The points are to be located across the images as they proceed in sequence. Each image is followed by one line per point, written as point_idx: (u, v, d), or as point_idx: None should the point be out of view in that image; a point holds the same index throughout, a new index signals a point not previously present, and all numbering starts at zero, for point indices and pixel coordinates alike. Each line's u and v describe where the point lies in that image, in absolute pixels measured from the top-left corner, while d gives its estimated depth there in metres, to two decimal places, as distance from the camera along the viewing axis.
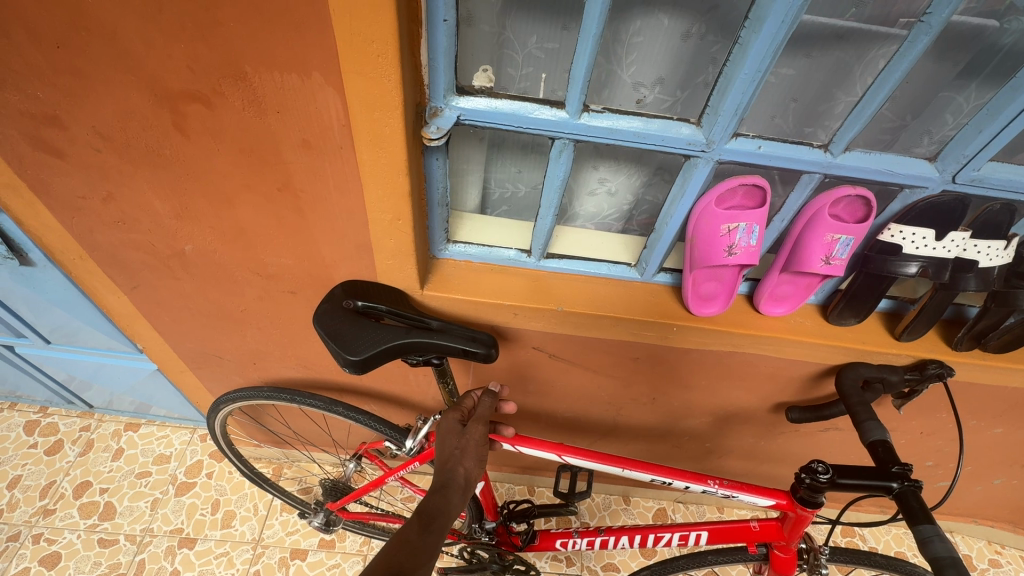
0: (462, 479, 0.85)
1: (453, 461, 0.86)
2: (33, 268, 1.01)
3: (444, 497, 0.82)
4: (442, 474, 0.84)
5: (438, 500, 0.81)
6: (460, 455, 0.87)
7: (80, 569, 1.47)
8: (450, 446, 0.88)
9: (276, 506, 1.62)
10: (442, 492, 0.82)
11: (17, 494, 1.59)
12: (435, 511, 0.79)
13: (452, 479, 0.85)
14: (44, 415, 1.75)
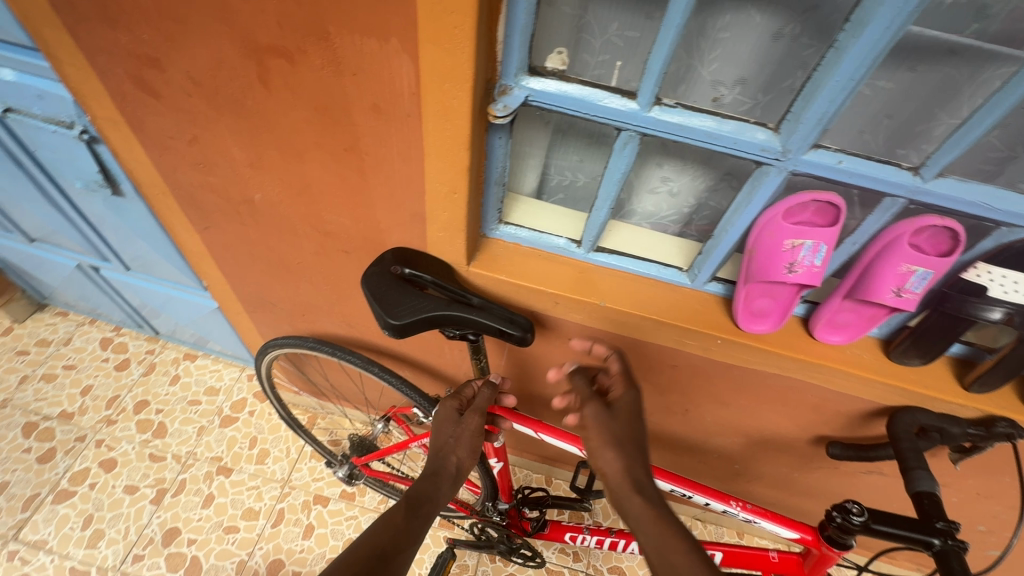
0: (454, 468, 0.89)
1: (448, 450, 0.90)
2: (123, 198, 1.11)
3: (435, 484, 0.85)
4: (435, 462, 0.88)
5: (429, 486, 0.85)
6: (456, 444, 0.90)
7: (132, 478, 1.62)
8: (446, 434, 0.92)
9: (306, 452, 1.71)
10: (434, 478, 0.86)
11: (88, 401, 1.76)
12: (426, 497, 0.83)
13: (444, 466, 0.89)
14: (117, 334, 1.92)
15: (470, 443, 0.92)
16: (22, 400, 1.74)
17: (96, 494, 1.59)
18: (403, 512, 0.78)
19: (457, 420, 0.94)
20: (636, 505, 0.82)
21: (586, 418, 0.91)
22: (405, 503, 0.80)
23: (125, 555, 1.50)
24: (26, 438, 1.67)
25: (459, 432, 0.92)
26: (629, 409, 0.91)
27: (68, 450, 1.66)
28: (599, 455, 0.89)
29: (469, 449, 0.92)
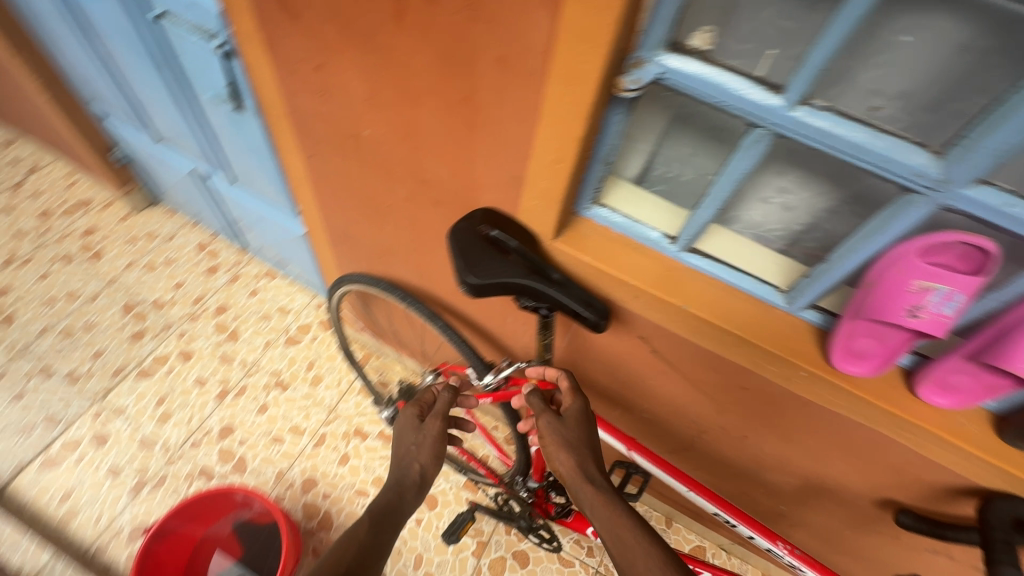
0: (419, 473, 0.94)
1: (412, 456, 0.95)
2: (243, 114, 1.17)
3: (399, 491, 0.89)
4: (397, 470, 0.92)
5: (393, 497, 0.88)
6: (418, 450, 0.95)
7: (202, 373, 1.77)
8: (408, 443, 0.98)
9: (355, 387, 1.79)
10: (398, 488, 0.90)
11: (178, 295, 1.92)
12: (393, 507, 0.87)
13: (408, 475, 0.93)
14: (212, 240, 2.08)
15: (433, 449, 0.96)
16: (125, 282, 1.93)
17: (172, 379, 1.75)
18: (366, 527, 0.82)
19: (418, 426, 1.01)
20: (590, 495, 0.85)
21: (539, 423, 0.95)
22: (367, 520, 0.83)
23: (186, 439, 1.65)
24: (124, 316, 1.85)
25: (420, 439, 0.98)
26: (580, 418, 0.96)
27: (156, 334, 1.83)
28: (554, 457, 0.92)
29: (433, 455, 0.97)
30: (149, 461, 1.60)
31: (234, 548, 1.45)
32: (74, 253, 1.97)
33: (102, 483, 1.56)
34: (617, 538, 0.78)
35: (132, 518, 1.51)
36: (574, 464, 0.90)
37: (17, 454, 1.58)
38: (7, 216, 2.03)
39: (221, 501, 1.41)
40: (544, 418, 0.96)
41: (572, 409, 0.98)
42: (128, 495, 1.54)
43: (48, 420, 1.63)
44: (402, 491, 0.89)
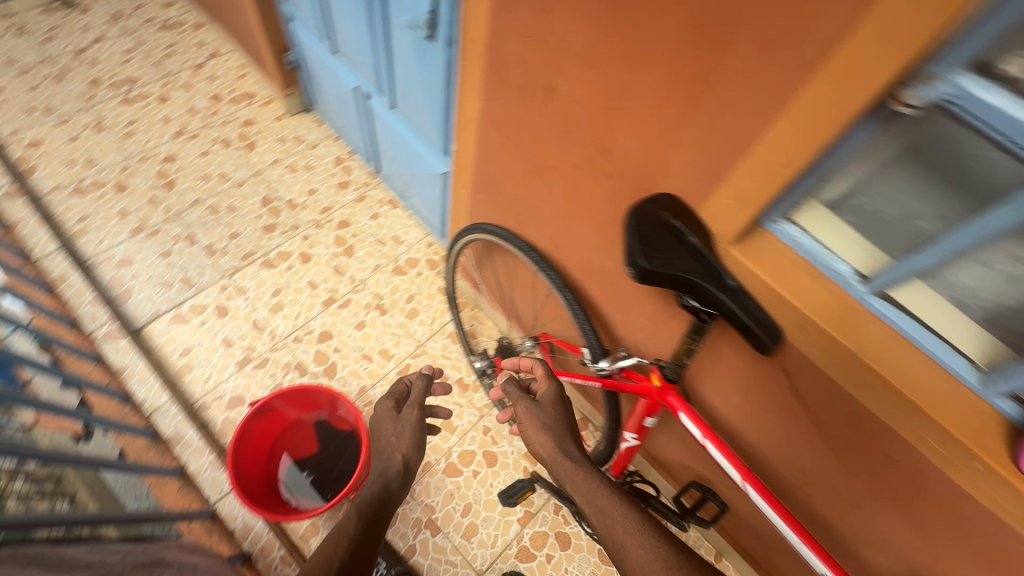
0: (402, 461, 1.12)
1: (395, 447, 1.13)
2: (433, 44, 1.18)
3: (382, 478, 1.07)
4: (381, 465, 1.09)
5: (380, 489, 1.04)
6: (398, 441, 1.14)
7: (316, 277, 1.89)
8: (387, 439, 1.17)
9: (446, 330, 1.85)
10: (383, 481, 1.05)
11: (310, 201, 2.04)
12: (381, 492, 1.03)
13: (391, 466, 1.09)
14: (348, 157, 2.17)
15: (410, 436, 1.16)
16: (269, 176, 2.07)
17: (290, 276, 1.88)
18: (356, 517, 0.96)
19: (394, 420, 1.21)
20: (569, 470, 1.01)
21: (518, 411, 1.12)
22: (357, 511, 0.98)
23: (291, 333, 1.77)
24: (261, 207, 1.99)
25: (399, 434, 1.15)
26: (550, 408, 1.13)
27: (285, 231, 1.96)
28: (533, 437, 1.09)
29: (412, 446, 1.16)
30: (257, 343, 1.74)
31: (309, 446, 1.56)
32: (232, 139, 2.13)
33: (216, 350, 1.70)
34: (600, 510, 0.94)
35: (234, 388, 1.65)
36: (553, 443, 1.07)
37: (154, 303, 1.75)
38: (185, 92, 2.22)
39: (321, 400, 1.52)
40: (522, 407, 1.13)
41: (545, 395, 1.15)
42: (235, 367, 1.68)
43: (185, 281, 1.80)
44: (387, 482, 1.05)
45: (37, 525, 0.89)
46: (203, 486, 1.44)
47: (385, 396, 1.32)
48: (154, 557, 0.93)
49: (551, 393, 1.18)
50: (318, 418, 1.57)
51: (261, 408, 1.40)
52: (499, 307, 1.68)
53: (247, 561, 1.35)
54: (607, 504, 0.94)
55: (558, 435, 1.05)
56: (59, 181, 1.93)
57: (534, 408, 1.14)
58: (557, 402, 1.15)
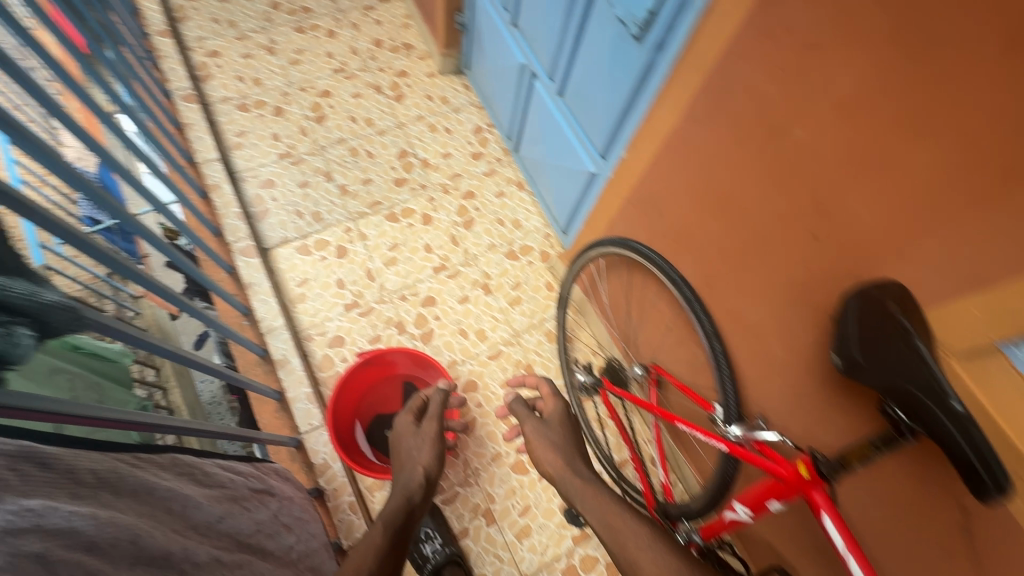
0: (424, 474, 1.20)
1: (418, 459, 1.22)
2: (637, 46, 1.11)
3: (408, 482, 1.16)
4: (405, 478, 1.18)
5: (405, 499, 1.12)
6: (419, 455, 1.23)
7: (432, 241, 1.90)
8: (410, 451, 1.26)
9: (543, 327, 1.82)
10: (406, 495, 1.13)
11: (442, 164, 2.05)
12: (406, 498, 1.12)
13: (412, 480, 1.17)
14: (487, 129, 2.15)
15: (431, 447, 1.26)
16: (410, 131, 2.09)
17: (408, 234, 1.90)
18: (384, 528, 1.02)
19: (414, 433, 1.32)
20: (579, 489, 1.17)
21: (529, 430, 1.37)
22: (384, 523, 1.04)
23: (399, 290, 1.80)
24: (397, 160, 2.03)
25: (421, 446, 1.26)
26: (559, 431, 1.36)
27: (413, 188, 1.99)
28: (543, 454, 1.32)
29: (434, 463, 1.25)
30: (366, 291, 1.78)
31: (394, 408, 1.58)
32: (384, 87, 2.16)
33: (329, 287, 1.77)
34: (605, 523, 1.07)
35: (337, 329, 1.71)
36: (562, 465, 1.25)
37: (285, 229, 1.83)
38: (352, 31, 2.27)
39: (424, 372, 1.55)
40: (532, 426, 1.38)
41: (550, 414, 1.41)
42: (342, 309, 1.74)
43: (315, 215, 1.88)
44: (410, 496, 1.12)
45: (187, 431, 0.92)
46: (296, 414, 1.51)
47: (405, 411, 1.42)
48: (264, 486, 0.97)
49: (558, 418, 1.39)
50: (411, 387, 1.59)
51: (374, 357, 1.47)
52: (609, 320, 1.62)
53: (321, 496, 1.42)
54: (617, 520, 1.05)
55: (568, 455, 1.24)
56: (228, 93, 2.05)
57: (542, 426, 1.39)
58: (562, 420, 1.40)
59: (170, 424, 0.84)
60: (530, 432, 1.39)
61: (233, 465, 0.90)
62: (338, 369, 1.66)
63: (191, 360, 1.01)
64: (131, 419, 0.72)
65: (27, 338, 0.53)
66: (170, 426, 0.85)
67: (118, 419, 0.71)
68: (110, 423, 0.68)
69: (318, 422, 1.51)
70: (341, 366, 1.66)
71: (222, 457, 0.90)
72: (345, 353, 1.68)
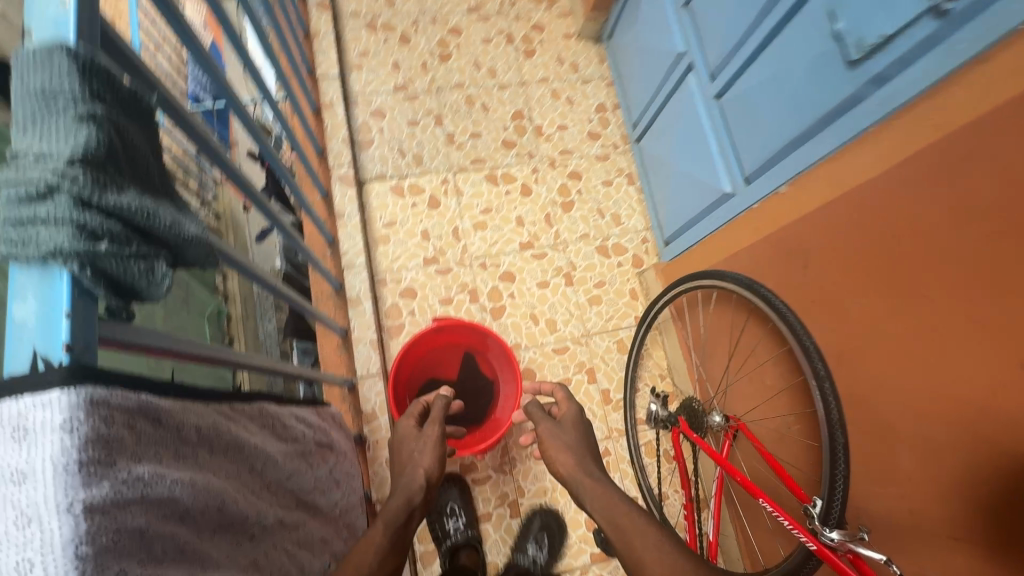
0: (424, 476, 1.08)
1: (421, 460, 1.11)
2: (850, 76, 0.95)
3: (411, 482, 1.05)
4: (405, 479, 1.07)
5: (406, 502, 1.01)
6: (422, 456, 1.12)
7: (526, 214, 1.81)
8: (411, 452, 1.15)
9: (615, 334, 1.72)
10: (408, 496, 1.02)
11: (556, 136, 1.92)
12: (408, 499, 1.01)
13: (413, 481, 1.06)
14: (612, 109, 1.99)
15: (435, 449, 1.15)
16: (532, 92, 1.96)
17: (504, 201, 1.81)
18: (382, 530, 0.92)
19: (417, 434, 1.21)
20: (588, 486, 1.13)
21: (541, 429, 1.27)
22: (384, 524, 0.94)
23: (481, 256, 1.73)
24: (511, 120, 1.91)
25: (422, 447, 1.14)
26: (573, 434, 1.25)
27: (520, 154, 1.87)
28: (557, 457, 1.22)
29: (438, 463, 1.13)
30: (449, 249, 1.72)
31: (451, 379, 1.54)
32: (515, 38, 2.02)
33: (413, 236, 1.72)
34: (610, 519, 1.05)
35: (412, 280, 1.67)
36: (573, 461, 1.20)
37: (385, 164, 1.78)
38: None
39: (495, 357, 1.50)
40: (545, 425, 1.28)
41: (564, 416, 1.30)
42: (421, 262, 1.69)
43: (416, 157, 1.80)
44: (411, 498, 1.02)
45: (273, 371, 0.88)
46: (357, 357, 1.49)
47: (405, 416, 1.30)
48: (327, 441, 0.94)
49: (571, 415, 1.32)
50: (475, 366, 1.55)
51: (458, 325, 1.42)
52: (694, 355, 1.51)
53: (362, 443, 1.42)
54: (625, 518, 1.03)
55: (579, 455, 1.18)
56: (359, 9, 1.96)
57: (556, 427, 1.28)
58: (577, 424, 1.29)
59: (260, 364, 0.81)
60: (543, 434, 1.27)
61: (307, 415, 0.87)
62: (405, 321, 1.63)
63: (268, 280, 0.98)
64: (229, 357, 0.69)
65: (167, 281, 0.46)
66: (260, 365, 0.81)
67: (220, 357, 0.67)
68: (211, 359, 0.65)
69: (375, 371, 1.49)
70: (408, 318, 1.63)
71: (299, 404, 0.86)
72: (414, 306, 1.64)
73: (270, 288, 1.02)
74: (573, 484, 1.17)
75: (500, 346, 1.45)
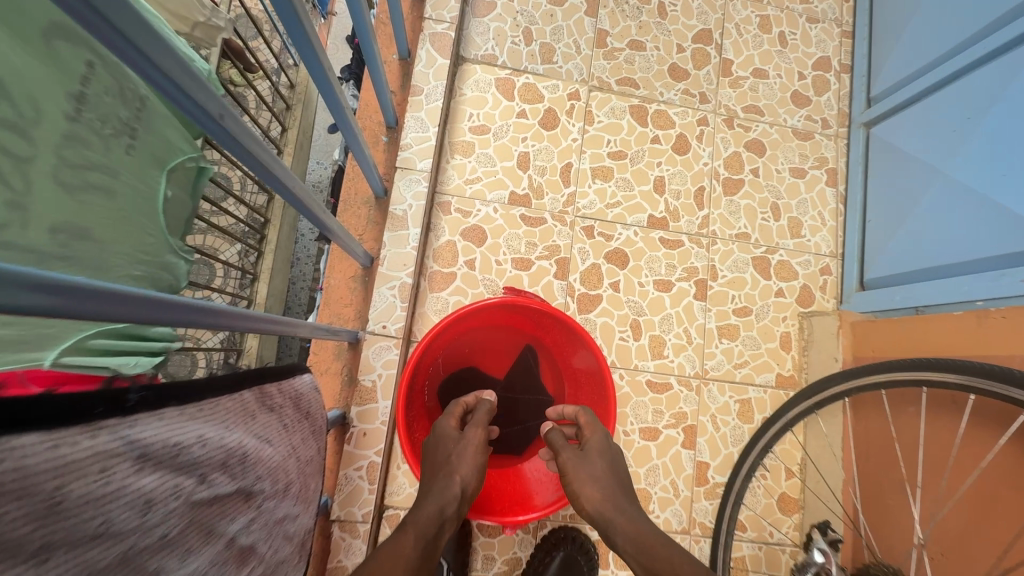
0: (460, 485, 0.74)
1: (453, 465, 0.76)
2: None
3: (443, 491, 0.72)
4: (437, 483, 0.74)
5: (434, 511, 0.69)
6: (459, 463, 0.77)
7: (669, 179, 1.23)
8: (445, 455, 0.78)
9: (741, 390, 1.16)
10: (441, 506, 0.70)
11: (747, 84, 1.30)
12: (437, 510, 0.69)
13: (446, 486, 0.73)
14: (838, 70, 1.34)
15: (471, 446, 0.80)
16: (733, 11, 1.33)
17: (646, 150, 1.23)
18: (412, 542, 0.64)
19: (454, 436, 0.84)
20: (623, 526, 0.69)
21: (561, 460, 0.81)
22: (415, 531, 0.66)
23: (590, 217, 1.18)
24: (691, 40, 1.30)
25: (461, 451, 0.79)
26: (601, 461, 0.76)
27: (688, 92, 1.27)
28: (575, 489, 0.76)
29: (472, 468, 0.77)
30: (548, 192, 1.17)
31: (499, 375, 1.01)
32: None
33: (505, 158, 1.17)
34: (639, 545, 0.66)
35: (485, 218, 1.14)
36: (600, 493, 0.74)
37: (498, 45, 1.22)
38: None
39: (576, 372, 0.94)
40: (566, 454, 0.81)
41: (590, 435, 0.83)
42: (505, 197, 1.16)
43: (545, 49, 1.23)
44: (445, 504, 0.70)
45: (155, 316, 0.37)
46: (374, 303, 1.00)
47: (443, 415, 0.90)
48: (240, 480, 0.43)
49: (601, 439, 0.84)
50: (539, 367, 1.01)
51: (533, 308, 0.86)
52: (895, 471, 0.93)
53: (341, 428, 0.94)
54: (662, 550, 0.64)
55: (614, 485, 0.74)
56: None
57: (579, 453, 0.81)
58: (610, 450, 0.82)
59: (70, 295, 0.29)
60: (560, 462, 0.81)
61: (175, 434, 0.34)
62: (457, 272, 1.11)
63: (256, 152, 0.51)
64: None
65: None
66: (72, 308, 0.31)
67: None
68: None
69: (393, 331, 0.99)
70: (463, 270, 1.11)
71: (166, 406, 0.35)
72: (476, 256, 1.12)
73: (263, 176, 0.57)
74: (601, 529, 0.72)
75: (587, 361, 0.89)
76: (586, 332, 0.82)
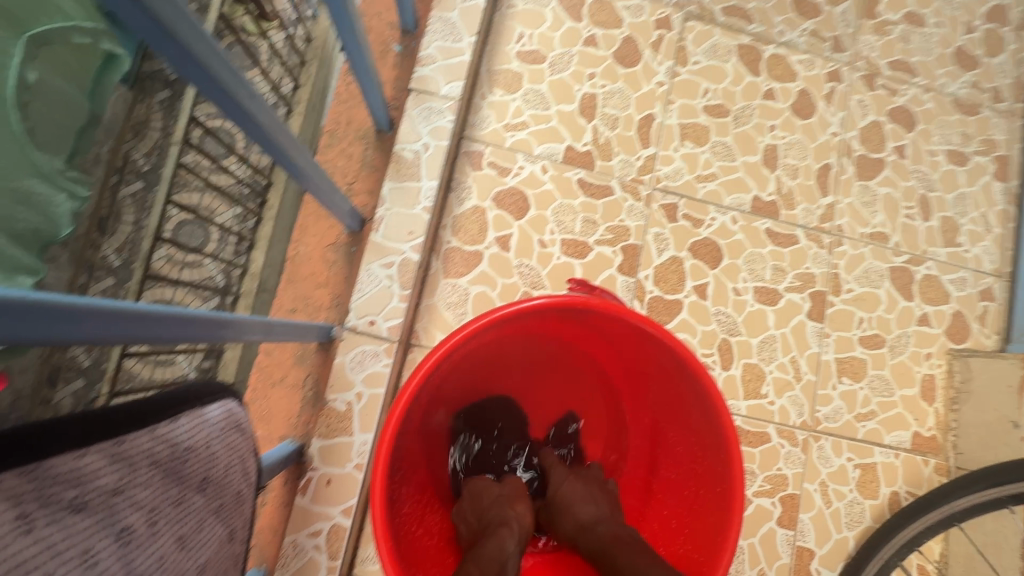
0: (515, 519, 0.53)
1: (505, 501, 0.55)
2: None
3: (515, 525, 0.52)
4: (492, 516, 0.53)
5: (494, 549, 0.48)
6: (506, 499, 0.56)
7: (785, 151, 0.89)
8: (491, 491, 0.57)
9: (863, 451, 0.83)
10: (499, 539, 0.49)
11: (896, 31, 0.95)
12: (503, 545, 0.48)
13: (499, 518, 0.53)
14: (1019, 25, 0.99)
15: (518, 489, 0.58)
16: None
17: (756, 107, 0.89)
18: None
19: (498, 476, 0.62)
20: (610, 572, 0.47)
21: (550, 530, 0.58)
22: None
23: (673, 191, 0.85)
24: None
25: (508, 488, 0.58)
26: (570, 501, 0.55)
27: (816, 36, 0.93)
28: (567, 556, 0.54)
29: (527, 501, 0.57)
30: (618, 151, 0.84)
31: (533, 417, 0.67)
32: None
33: (563, 100, 0.84)
34: None
35: (528, 181, 0.81)
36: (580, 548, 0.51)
37: None
38: None
39: (658, 423, 0.60)
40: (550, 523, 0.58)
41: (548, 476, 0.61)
42: (558, 153, 0.82)
43: None
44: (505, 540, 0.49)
45: None
46: (359, 286, 0.67)
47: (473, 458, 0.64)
48: None
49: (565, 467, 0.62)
50: (592, 411, 0.66)
51: (609, 317, 0.53)
52: None
53: (295, 468, 0.63)
54: None
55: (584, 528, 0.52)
56: None
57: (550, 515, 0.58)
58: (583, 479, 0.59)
59: None
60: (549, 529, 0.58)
61: None
62: (485, 252, 0.79)
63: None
64: None
65: None
66: None
67: None
68: None
69: (384, 332, 0.66)
70: (492, 249, 0.79)
71: None
72: (512, 232, 0.80)
73: (164, 47, 0.34)
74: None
75: (692, 412, 0.55)
76: (699, 362, 0.50)
